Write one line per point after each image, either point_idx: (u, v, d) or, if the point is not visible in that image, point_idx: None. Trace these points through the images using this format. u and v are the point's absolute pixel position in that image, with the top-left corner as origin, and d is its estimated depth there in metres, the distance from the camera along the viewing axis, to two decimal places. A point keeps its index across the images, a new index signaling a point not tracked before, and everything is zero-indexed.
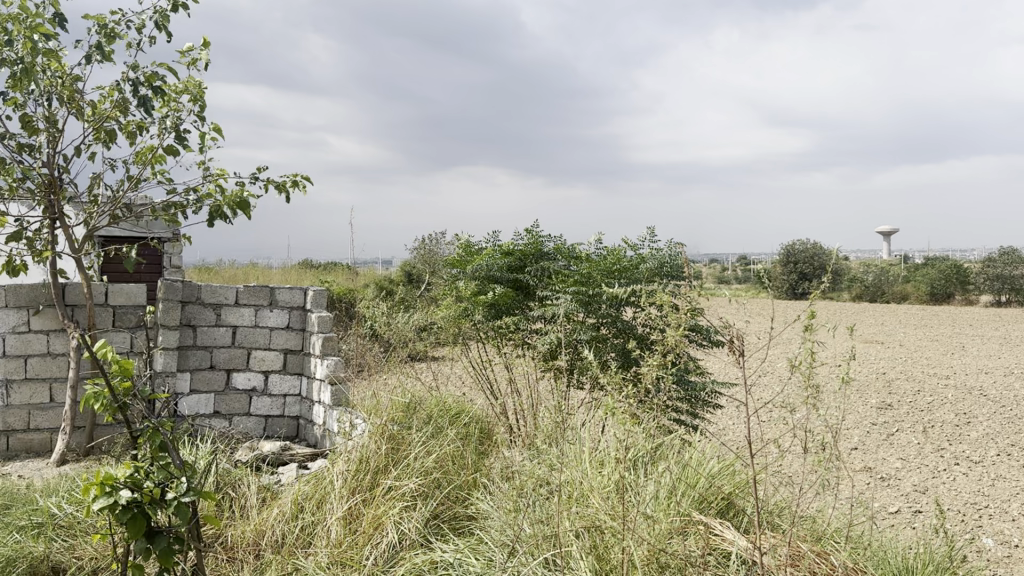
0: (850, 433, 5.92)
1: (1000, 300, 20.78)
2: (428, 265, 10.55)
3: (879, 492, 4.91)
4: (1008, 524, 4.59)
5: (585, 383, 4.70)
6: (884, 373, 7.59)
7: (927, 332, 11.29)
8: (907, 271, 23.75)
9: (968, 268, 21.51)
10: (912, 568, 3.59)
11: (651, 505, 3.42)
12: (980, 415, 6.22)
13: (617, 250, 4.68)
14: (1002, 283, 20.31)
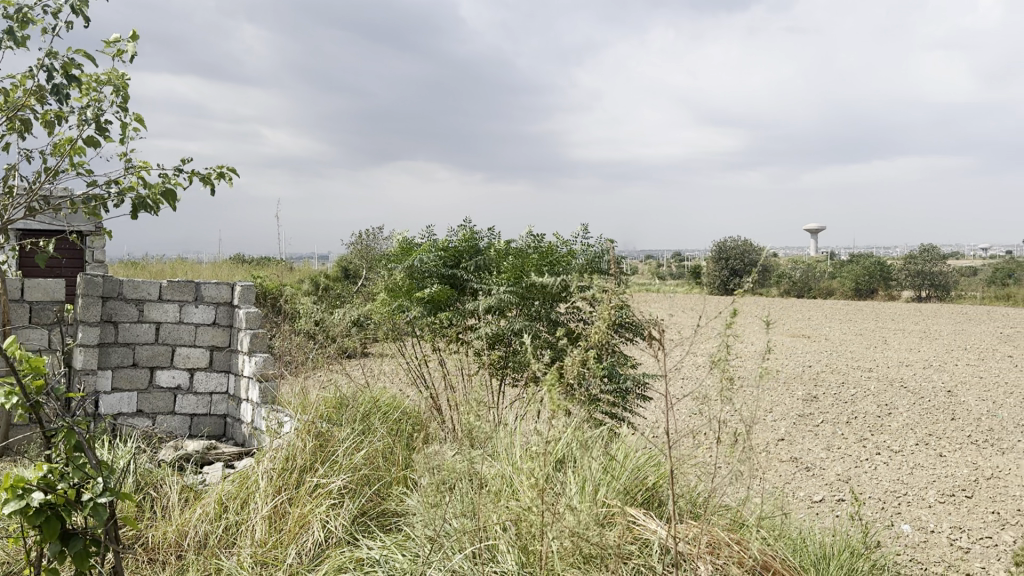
0: (778, 424, 6.07)
1: (920, 295, 21.63)
2: (365, 261, 10.48)
3: (804, 482, 5.05)
4: (925, 511, 4.77)
5: (519, 379, 4.65)
6: (811, 366, 7.82)
7: (849, 327, 11.68)
8: (835, 268, 24.53)
9: (891, 264, 22.34)
10: (831, 555, 3.72)
11: (579, 498, 3.46)
12: (901, 406, 6.46)
13: (550, 244, 4.65)
14: (923, 279, 21.14)
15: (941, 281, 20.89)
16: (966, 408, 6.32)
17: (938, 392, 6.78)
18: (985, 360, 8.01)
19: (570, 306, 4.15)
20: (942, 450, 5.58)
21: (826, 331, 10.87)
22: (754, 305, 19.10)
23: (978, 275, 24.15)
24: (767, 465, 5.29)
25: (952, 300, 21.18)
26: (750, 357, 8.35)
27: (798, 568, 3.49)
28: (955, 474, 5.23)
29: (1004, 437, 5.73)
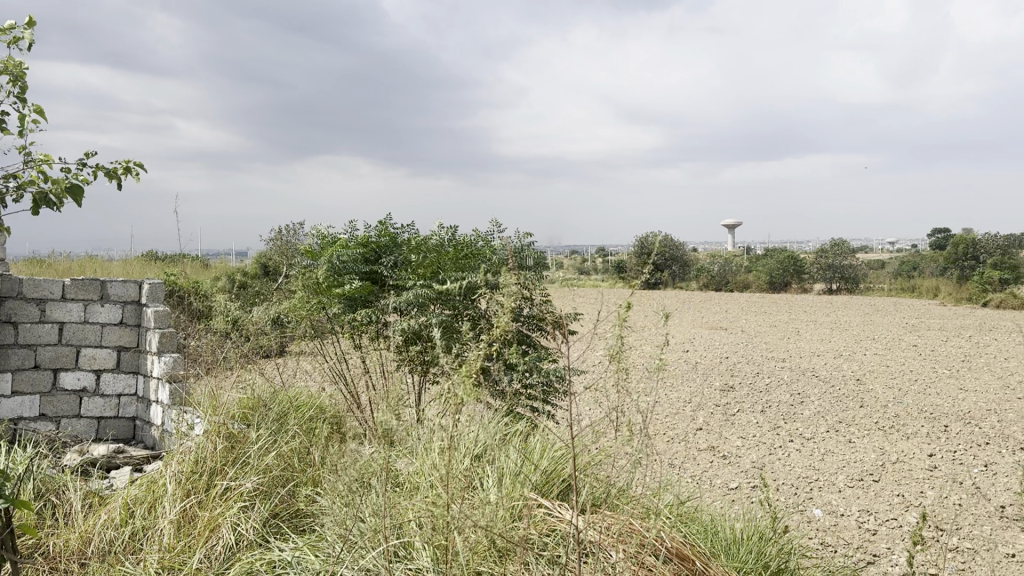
0: (696, 414, 6.23)
1: (831, 289, 22.52)
2: (284, 257, 10.31)
3: (722, 470, 5.19)
4: (835, 495, 4.97)
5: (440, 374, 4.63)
6: (728, 357, 8.06)
7: (763, 319, 12.08)
8: (751, 261, 25.34)
9: (803, 258, 23.21)
10: (740, 540, 3.85)
11: (495, 493, 3.47)
12: (813, 394, 6.71)
13: (470, 238, 4.64)
14: (833, 272, 21.99)
15: (851, 274, 21.79)
16: (873, 396, 6.61)
17: (848, 380, 7.07)
18: (890, 349, 8.40)
19: (474, 294, 4.16)
20: (851, 436, 5.82)
21: (741, 323, 11.22)
22: (674, 298, 19.55)
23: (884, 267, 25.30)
24: (685, 454, 5.42)
25: (860, 292, 22.13)
26: (669, 348, 8.54)
27: (708, 553, 3.60)
28: (863, 459, 5.46)
29: (908, 422, 6.01)
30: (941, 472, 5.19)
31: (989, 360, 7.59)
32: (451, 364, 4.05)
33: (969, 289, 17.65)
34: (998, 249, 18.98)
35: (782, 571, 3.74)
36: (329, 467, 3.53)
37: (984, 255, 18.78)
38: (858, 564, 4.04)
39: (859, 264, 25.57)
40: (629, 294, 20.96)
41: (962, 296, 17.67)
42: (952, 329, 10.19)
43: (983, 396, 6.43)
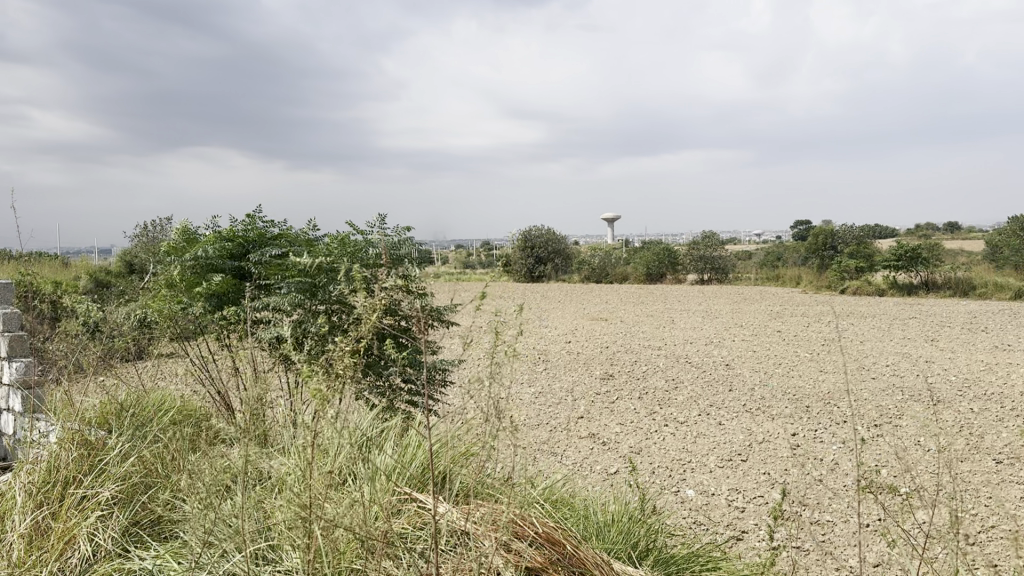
0: (577, 403, 6.41)
1: (704, 279, 23.64)
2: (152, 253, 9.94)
3: (601, 456, 5.36)
4: (707, 475, 5.23)
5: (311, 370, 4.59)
6: (608, 347, 8.32)
7: (640, 309, 12.55)
8: (630, 253, 26.29)
9: (678, 250, 24.25)
10: (611, 522, 4.01)
11: (368, 490, 3.48)
12: (686, 380, 7.03)
13: (344, 234, 4.65)
14: (704, 263, 23.01)
15: (721, 265, 22.97)
16: (741, 379, 6.99)
17: (718, 365, 7.45)
18: (757, 335, 8.91)
19: (345, 289, 4.15)
20: (721, 418, 6.13)
21: (620, 313, 11.62)
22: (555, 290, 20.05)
23: (752, 258, 26.76)
24: (566, 442, 5.57)
25: (731, 281, 23.34)
26: (549, 340, 8.75)
27: (578, 536, 3.73)
28: (731, 440, 5.76)
29: (772, 403, 6.38)
30: (801, 449, 5.54)
31: (844, 343, 8.17)
32: (320, 359, 4.01)
33: (828, 278, 18.89)
34: (853, 240, 20.43)
35: (651, 549, 3.91)
36: (192, 471, 3.43)
37: (841, 245, 20.15)
38: (723, 539, 4.26)
39: (731, 255, 26.90)
40: (513, 288, 21.31)
41: (822, 285, 18.92)
42: (811, 315, 10.90)
43: (838, 377, 6.92)
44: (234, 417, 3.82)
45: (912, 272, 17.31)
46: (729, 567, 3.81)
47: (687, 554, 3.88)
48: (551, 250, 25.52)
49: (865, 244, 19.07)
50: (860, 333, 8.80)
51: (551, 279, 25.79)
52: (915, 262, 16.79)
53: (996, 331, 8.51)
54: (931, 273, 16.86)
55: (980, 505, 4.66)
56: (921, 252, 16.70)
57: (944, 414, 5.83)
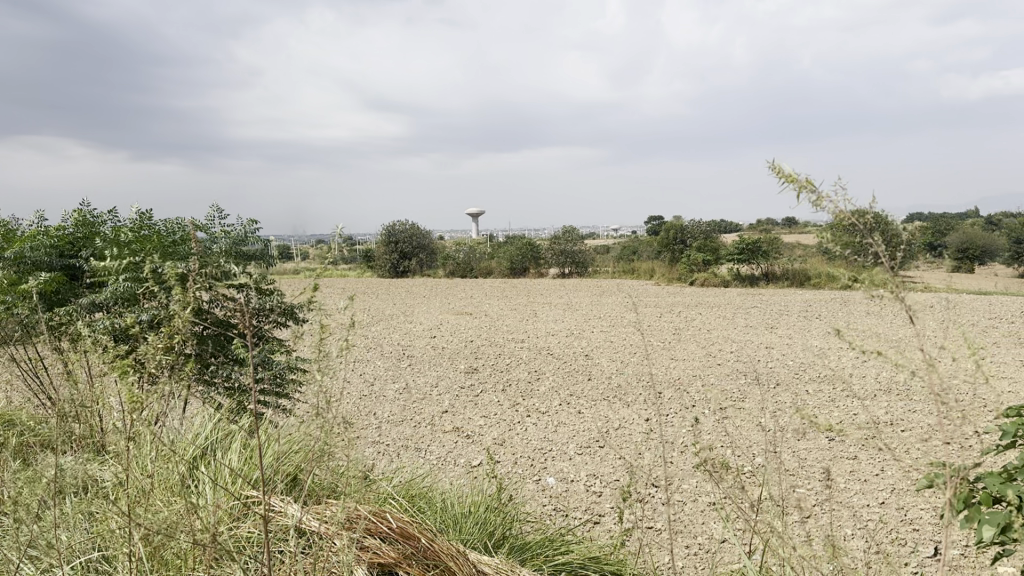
0: (441, 397, 6.45)
1: (565, 272, 24.36)
2: None
3: (465, 449, 5.40)
4: (566, 463, 5.38)
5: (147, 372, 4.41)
6: (472, 341, 8.40)
7: (502, 303, 12.75)
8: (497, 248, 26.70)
9: (541, 244, 24.80)
10: (468, 513, 4.06)
11: (211, 496, 3.40)
12: (548, 371, 7.21)
13: (184, 229, 4.55)
14: (566, 257, 23.80)
15: (581, 258, 23.79)
16: (600, 369, 7.25)
17: (578, 356, 7.69)
18: (614, 326, 9.25)
19: (179, 283, 4.01)
20: (581, 407, 6.32)
21: (483, 308, 11.78)
22: (418, 287, 20.05)
23: (613, 252, 27.76)
24: (430, 437, 5.57)
25: (590, 275, 24.13)
26: (413, 335, 8.73)
27: (433, 529, 3.76)
28: (589, 427, 5.95)
29: (629, 390, 6.65)
30: (655, 433, 5.79)
31: (694, 332, 8.63)
32: (154, 359, 3.85)
33: (678, 270, 19.96)
34: (702, 234, 21.65)
35: (507, 537, 3.98)
36: (13, 482, 3.23)
37: (691, 239, 21.30)
38: (577, 523, 4.40)
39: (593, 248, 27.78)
40: (377, 285, 21.12)
41: (673, 276, 19.89)
42: (664, 306, 11.45)
43: (689, 364, 7.30)
44: (62, 424, 3.62)
45: (754, 265, 18.57)
46: (581, 549, 3.91)
47: (541, 540, 3.96)
48: (415, 245, 25.55)
49: (713, 238, 20.20)
50: (708, 322, 9.34)
51: (416, 274, 25.83)
52: (756, 254, 17.98)
53: (827, 316, 9.24)
54: (771, 264, 18.06)
55: (813, 479, 5.04)
56: (761, 245, 17.90)
57: (782, 395, 6.26)
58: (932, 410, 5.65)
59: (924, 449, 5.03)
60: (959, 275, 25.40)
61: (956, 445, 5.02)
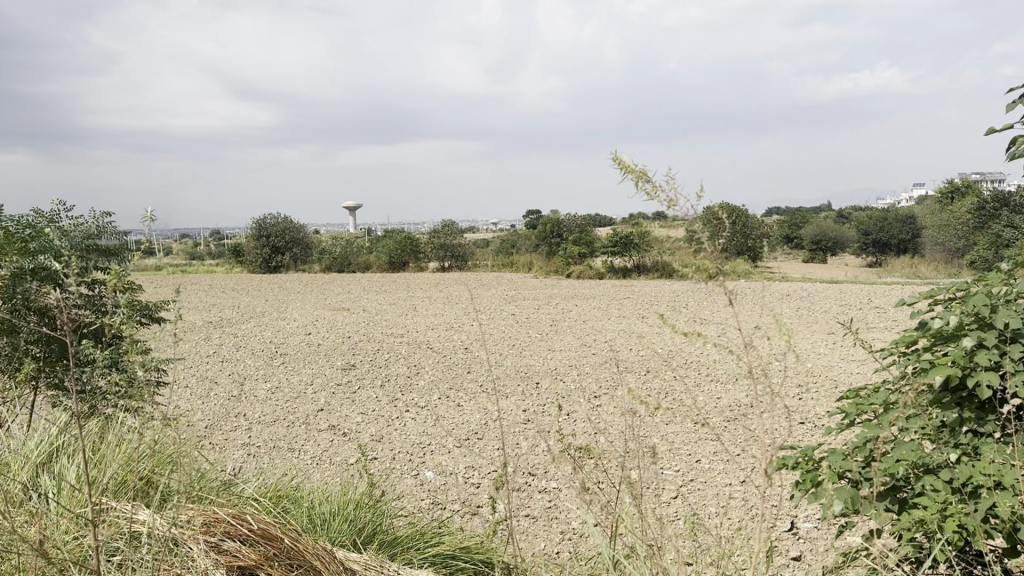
0: (316, 395, 6.28)
1: (444, 266, 24.45)
2: None
3: (341, 446, 5.23)
4: (446, 456, 5.28)
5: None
6: (349, 337, 8.24)
7: (379, 297, 12.63)
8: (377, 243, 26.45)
9: (420, 238, 24.79)
10: (338, 511, 3.94)
11: (54, 505, 3.19)
12: (427, 365, 7.17)
13: (29, 222, 4.22)
14: (446, 251, 23.89)
15: (459, 252, 23.92)
16: (479, 362, 7.26)
17: (457, 350, 7.68)
18: (493, 318, 9.32)
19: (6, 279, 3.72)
20: (460, 400, 6.31)
21: (360, 302, 11.62)
22: (291, 281, 19.63)
23: (493, 245, 28.09)
24: (304, 436, 5.39)
25: (468, 268, 24.43)
26: (287, 332, 8.48)
27: (297, 530, 3.64)
28: (469, 420, 5.93)
29: (507, 382, 6.70)
30: (533, 422, 5.84)
31: (570, 323, 8.81)
32: None
33: (554, 263, 20.38)
34: (578, 228, 22.22)
35: (377, 532, 3.88)
36: None
37: (568, 233, 21.82)
38: (452, 515, 4.37)
39: (473, 242, 27.99)
40: (249, 279, 20.50)
41: (550, 269, 20.33)
42: (541, 298, 11.66)
43: (565, 354, 7.44)
44: None
45: (627, 257, 19.21)
46: (451, 541, 3.88)
47: (413, 533, 3.91)
48: (288, 240, 24.96)
49: (590, 231, 20.76)
50: (585, 313, 9.56)
51: (290, 269, 25.25)
52: (628, 247, 18.59)
53: (694, 304, 9.65)
54: (641, 257, 18.74)
55: (682, 463, 5.23)
56: (632, 238, 18.55)
57: (654, 382, 6.47)
58: (791, 392, 5.98)
59: (783, 430, 5.32)
60: (816, 266, 27.18)
61: (811, 424, 5.34)
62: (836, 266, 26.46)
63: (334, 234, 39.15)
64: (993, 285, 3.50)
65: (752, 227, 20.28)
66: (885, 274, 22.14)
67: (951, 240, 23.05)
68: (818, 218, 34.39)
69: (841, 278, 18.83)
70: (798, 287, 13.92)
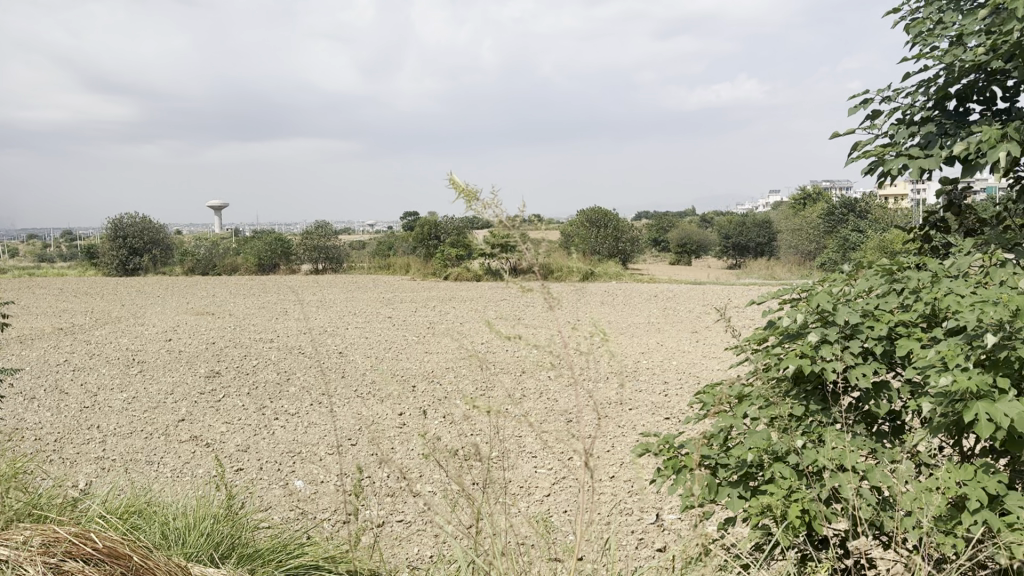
0: (177, 405, 5.99)
1: (318, 268, 24.03)
2: None
3: (203, 458, 4.99)
4: (317, 464, 5.13)
5: None
6: (214, 343, 7.93)
7: (245, 301, 12.24)
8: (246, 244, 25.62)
9: (292, 239, 24.18)
10: (194, 525, 3.76)
11: None
12: (298, 371, 6.99)
13: None
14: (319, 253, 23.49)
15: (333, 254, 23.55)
16: (353, 366, 7.15)
17: (330, 354, 7.54)
18: (368, 322, 9.21)
19: None
20: (332, 406, 6.18)
21: (226, 306, 11.23)
22: (146, 284, 18.63)
23: (370, 247, 27.75)
24: (163, 448, 5.12)
25: (343, 271, 24.06)
26: (145, 339, 8.05)
27: (147, 546, 3.45)
28: (342, 425, 5.81)
29: (381, 386, 6.62)
30: (406, 426, 5.79)
31: (445, 326, 8.83)
32: None
33: (431, 265, 20.42)
34: (455, 230, 22.36)
35: (236, 546, 3.72)
36: None
37: (445, 235, 21.91)
38: (321, 524, 4.25)
39: (348, 243, 27.53)
40: (100, 284, 19.29)
41: (427, 271, 20.37)
42: (417, 300, 11.64)
43: (441, 357, 7.44)
44: None
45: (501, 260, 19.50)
46: (316, 551, 3.77)
47: (273, 544, 3.75)
48: (147, 241, 23.79)
49: (464, 234, 20.86)
50: (461, 315, 9.62)
51: (149, 271, 24.03)
52: None
53: (565, 305, 9.88)
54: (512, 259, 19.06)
55: (555, 461, 5.33)
56: None
57: (528, 383, 6.57)
58: (658, 390, 6.22)
59: (652, 426, 5.52)
60: (683, 267, 28.46)
61: (675, 419, 5.58)
62: (702, 268, 27.76)
63: (203, 234, 37.58)
64: (836, 285, 3.71)
65: (621, 231, 20.98)
66: (745, 274, 23.45)
67: (805, 243, 24.66)
68: (687, 221, 35.94)
69: (705, 279, 19.77)
70: (662, 288, 14.52)
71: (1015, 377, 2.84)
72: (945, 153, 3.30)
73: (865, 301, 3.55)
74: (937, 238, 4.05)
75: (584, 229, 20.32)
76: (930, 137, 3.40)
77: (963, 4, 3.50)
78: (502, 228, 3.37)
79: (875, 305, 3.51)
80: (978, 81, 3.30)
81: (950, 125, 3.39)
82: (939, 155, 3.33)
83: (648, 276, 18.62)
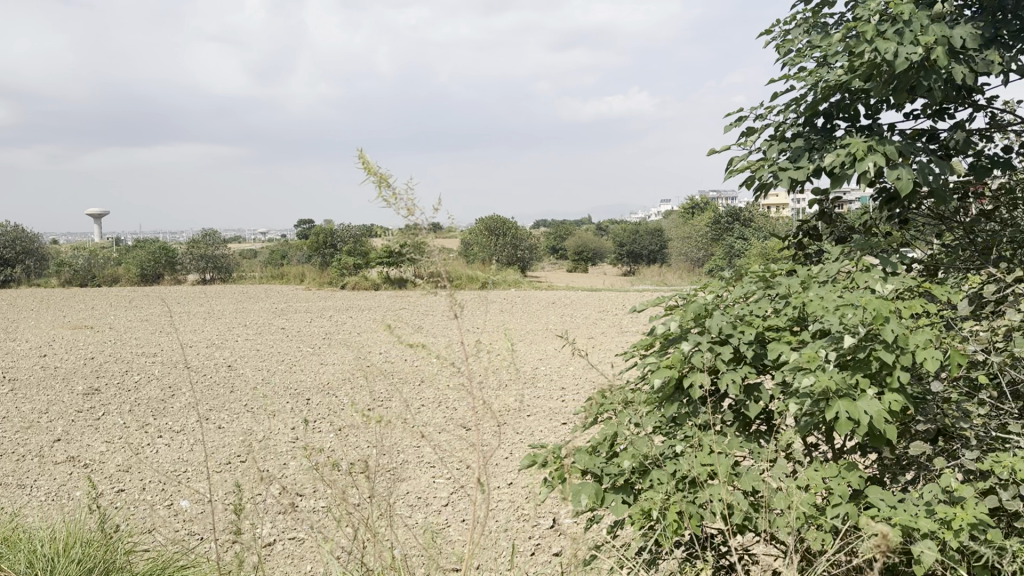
0: (52, 424, 5.67)
1: (206, 278, 23.28)
2: None
3: (81, 480, 4.74)
4: (204, 482, 4.95)
5: None
6: (93, 358, 7.55)
7: (124, 313, 11.72)
8: (130, 253, 24.54)
9: (180, 248, 23.34)
10: (65, 550, 3.57)
11: None
12: (185, 386, 6.73)
13: None
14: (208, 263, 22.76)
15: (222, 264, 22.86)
16: (244, 379, 6.95)
17: (219, 367, 7.30)
18: (260, 333, 8.98)
19: None
20: (220, 421, 5.99)
21: (103, 319, 10.72)
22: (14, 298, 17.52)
23: (264, 255, 27.10)
24: (37, 471, 4.83)
25: (233, 281, 23.39)
26: (15, 355, 7.58)
27: None
28: (232, 441, 5.63)
29: (273, 399, 6.46)
30: (300, 440, 5.67)
31: (340, 336, 8.72)
32: None
33: (327, 275, 20.15)
34: (353, 238, 22.15)
35: (111, 571, 3.54)
36: None
37: (342, 244, 21.65)
38: (206, 545, 4.11)
39: (243, 251, 26.70)
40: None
41: (323, 281, 20.08)
42: (311, 310, 11.44)
43: (335, 368, 7.33)
44: None
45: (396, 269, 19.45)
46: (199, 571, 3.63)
47: (152, 566, 3.60)
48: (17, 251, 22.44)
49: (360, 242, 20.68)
50: (355, 325, 9.51)
51: (21, 282, 22.67)
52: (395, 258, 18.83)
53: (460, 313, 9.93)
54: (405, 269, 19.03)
55: (454, 470, 5.34)
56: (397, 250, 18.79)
57: (426, 393, 6.56)
58: (554, 395, 6.34)
59: (549, 432, 5.62)
60: (581, 274, 29.07)
61: (570, 424, 5.70)
62: (599, 275, 28.44)
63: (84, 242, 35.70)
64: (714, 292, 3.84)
65: (518, 240, 21.26)
66: (640, 280, 24.19)
67: (696, 250, 25.64)
68: (587, 229, 36.72)
69: (599, 286, 20.31)
70: (556, 295, 14.85)
71: (875, 377, 3.00)
72: (812, 166, 3.48)
73: (741, 307, 3.68)
74: (810, 245, 4.26)
75: (481, 237, 20.51)
76: (798, 152, 3.57)
77: (828, 28, 3.71)
78: (387, 237, 3.34)
79: (750, 310, 3.65)
80: (841, 99, 3.48)
81: (816, 141, 3.56)
82: (808, 167, 3.50)
83: (544, 283, 18.99)
